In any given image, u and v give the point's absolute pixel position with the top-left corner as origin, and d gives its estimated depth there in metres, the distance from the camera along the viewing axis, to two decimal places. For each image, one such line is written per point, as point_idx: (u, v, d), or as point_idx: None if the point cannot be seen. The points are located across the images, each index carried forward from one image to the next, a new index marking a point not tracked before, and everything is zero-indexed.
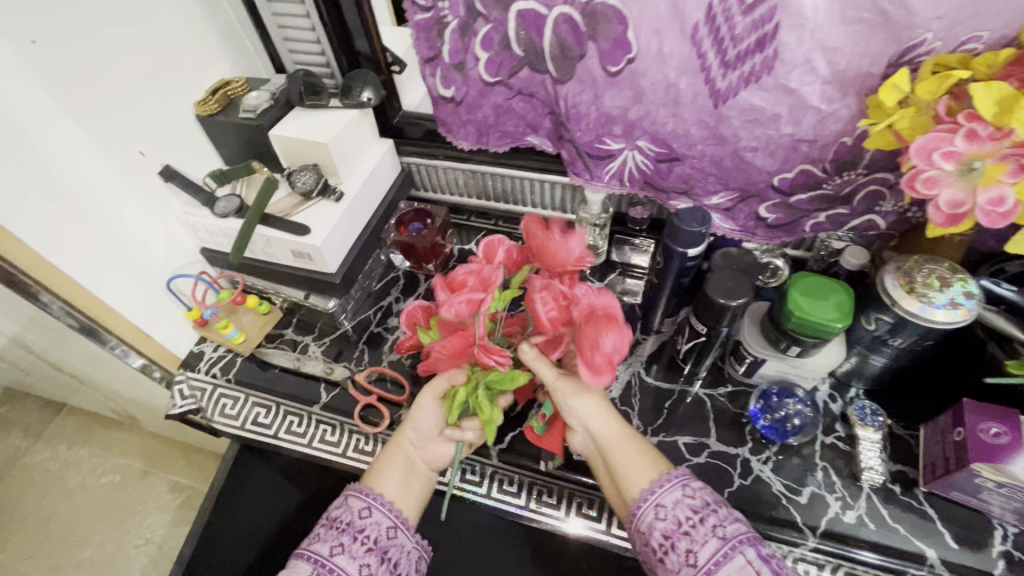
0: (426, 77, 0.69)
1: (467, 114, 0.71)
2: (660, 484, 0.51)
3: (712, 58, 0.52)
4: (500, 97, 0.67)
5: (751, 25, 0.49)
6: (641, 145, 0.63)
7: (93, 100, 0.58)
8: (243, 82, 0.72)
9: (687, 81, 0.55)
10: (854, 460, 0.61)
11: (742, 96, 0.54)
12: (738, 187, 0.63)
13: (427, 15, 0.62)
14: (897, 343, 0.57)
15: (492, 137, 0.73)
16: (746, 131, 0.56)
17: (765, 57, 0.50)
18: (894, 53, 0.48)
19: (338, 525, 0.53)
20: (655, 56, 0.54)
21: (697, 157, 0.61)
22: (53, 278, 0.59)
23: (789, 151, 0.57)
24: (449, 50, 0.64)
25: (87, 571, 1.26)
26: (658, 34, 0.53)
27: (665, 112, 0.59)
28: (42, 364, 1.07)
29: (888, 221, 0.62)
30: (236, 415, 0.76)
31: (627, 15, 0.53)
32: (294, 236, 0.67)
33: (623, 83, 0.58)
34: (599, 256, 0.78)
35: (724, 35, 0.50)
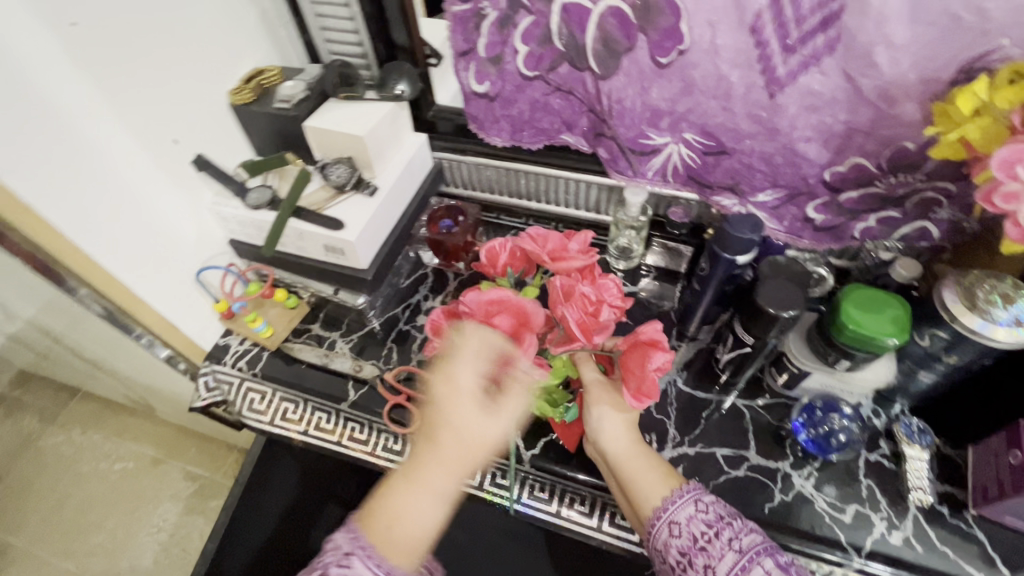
0: (460, 71, 0.67)
1: (501, 109, 0.69)
2: (671, 502, 0.50)
3: (774, 44, 0.49)
4: (538, 92, 0.65)
5: (818, 5, 0.46)
6: (688, 137, 0.61)
7: (128, 83, 0.56)
8: (277, 71, 0.70)
9: (740, 73, 0.53)
10: (900, 479, 0.59)
11: (801, 80, 0.51)
12: (786, 185, 0.61)
13: (465, 5, 0.60)
14: (951, 361, 0.55)
15: (525, 134, 0.72)
16: (802, 119, 0.54)
17: (829, 37, 0.48)
18: (967, 58, 0.45)
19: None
20: (707, 48, 0.52)
21: (746, 151, 0.59)
22: (88, 268, 0.58)
23: (843, 145, 0.55)
24: (485, 43, 0.62)
25: (99, 556, 1.25)
26: (712, 25, 0.50)
27: (716, 105, 0.56)
28: (57, 350, 1.06)
29: (941, 231, 0.59)
30: (264, 410, 0.74)
31: (680, 6, 0.50)
32: (328, 230, 0.66)
33: (673, 74, 0.56)
34: (632, 259, 0.78)
35: (788, 19, 0.48)
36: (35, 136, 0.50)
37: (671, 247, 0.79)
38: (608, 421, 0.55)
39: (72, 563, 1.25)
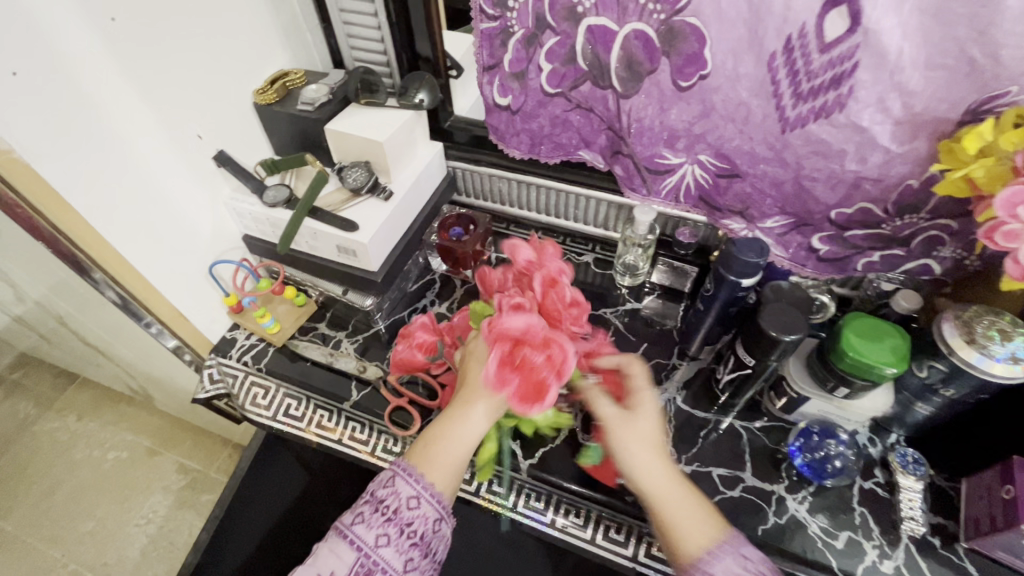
0: (484, 85, 0.69)
1: (522, 123, 0.71)
2: (716, 556, 0.46)
3: (786, 87, 0.52)
4: (559, 108, 0.67)
5: (829, 63, 0.48)
6: (703, 158, 0.63)
7: (160, 76, 0.58)
8: (301, 74, 0.72)
9: (758, 102, 0.54)
10: (893, 508, 0.59)
11: (810, 128, 0.53)
12: (794, 214, 0.62)
13: (494, 23, 0.62)
14: (947, 394, 0.56)
15: (544, 148, 0.73)
16: (809, 162, 0.56)
17: (839, 95, 0.50)
18: (974, 98, 0.46)
19: (384, 511, 0.49)
20: (729, 75, 0.54)
21: (758, 176, 0.61)
22: (106, 256, 0.59)
23: (850, 190, 0.56)
24: (511, 59, 0.64)
25: (86, 545, 1.25)
26: (734, 55, 0.52)
27: (733, 128, 0.58)
28: (61, 334, 1.06)
29: (944, 267, 0.60)
30: (266, 406, 0.75)
31: (705, 35, 0.52)
32: (342, 231, 0.67)
33: (693, 97, 0.57)
34: (637, 276, 0.80)
35: (800, 70, 0.50)
36: (71, 126, 0.52)
37: (677, 266, 0.80)
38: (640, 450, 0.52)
39: (59, 550, 1.24)
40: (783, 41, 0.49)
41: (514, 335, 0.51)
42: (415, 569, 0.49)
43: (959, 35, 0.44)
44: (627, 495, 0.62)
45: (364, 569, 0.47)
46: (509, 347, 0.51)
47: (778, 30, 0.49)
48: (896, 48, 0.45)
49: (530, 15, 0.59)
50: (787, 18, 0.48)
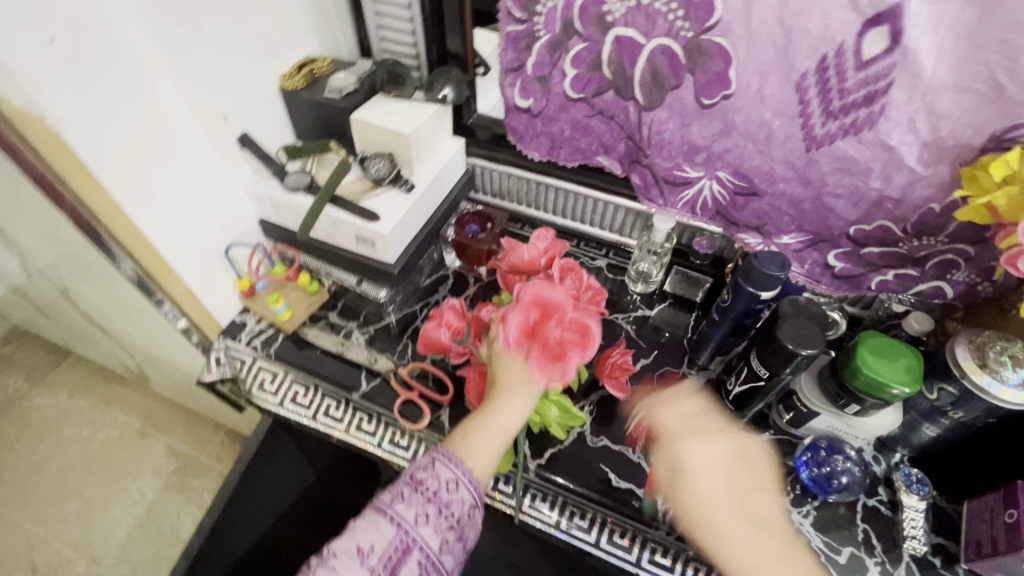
0: (506, 86, 0.69)
1: (542, 126, 0.71)
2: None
3: (816, 104, 0.52)
4: (580, 113, 0.67)
5: (864, 80, 0.49)
6: (721, 176, 0.63)
7: (193, 54, 0.58)
8: (328, 61, 0.72)
9: (781, 122, 0.55)
10: (896, 526, 0.60)
11: (838, 145, 0.54)
12: (812, 230, 0.63)
13: (520, 27, 0.62)
14: (956, 417, 0.57)
15: (563, 152, 0.73)
16: (833, 179, 0.56)
17: (871, 112, 0.50)
18: (999, 127, 0.47)
19: (425, 492, 0.52)
20: (753, 96, 0.55)
21: (776, 195, 0.61)
22: (125, 230, 0.59)
23: (872, 207, 0.57)
24: (535, 62, 0.64)
25: (71, 524, 1.23)
26: (760, 76, 0.53)
27: (753, 148, 0.59)
28: (62, 310, 1.05)
29: (956, 290, 0.61)
30: (274, 392, 0.74)
31: (731, 55, 0.53)
32: (363, 221, 0.67)
33: (714, 116, 0.58)
34: (650, 284, 0.80)
35: (832, 88, 0.50)
36: (104, 99, 0.51)
37: (690, 276, 0.80)
38: (750, 540, 0.47)
39: (43, 528, 1.21)
40: (816, 62, 0.50)
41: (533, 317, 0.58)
42: (448, 552, 0.52)
43: (991, 62, 0.44)
44: (634, 500, 0.63)
45: (403, 545, 0.50)
46: (535, 313, 0.58)
47: (812, 49, 0.49)
48: (930, 68, 0.46)
49: (557, 21, 0.59)
50: (824, 36, 0.48)
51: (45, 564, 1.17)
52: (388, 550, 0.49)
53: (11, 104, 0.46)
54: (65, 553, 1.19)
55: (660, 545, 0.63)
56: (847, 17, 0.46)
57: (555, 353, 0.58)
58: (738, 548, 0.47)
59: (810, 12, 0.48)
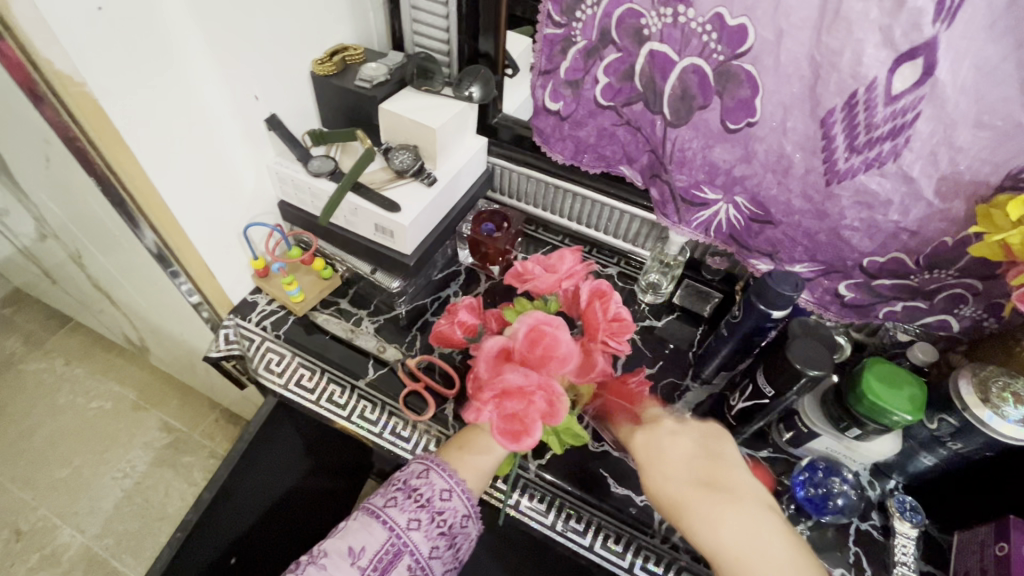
0: (537, 88, 0.71)
1: (570, 130, 0.72)
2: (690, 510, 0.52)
3: (841, 140, 0.53)
4: (608, 121, 0.68)
5: (892, 114, 0.49)
6: (739, 201, 0.65)
7: (231, 34, 0.58)
8: (360, 50, 0.73)
9: (802, 155, 0.57)
10: (887, 552, 0.61)
11: (860, 178, 0.54)
12: (824, 261, 0.64)
13: (558, 30, 0.64)
14: (955, 448, 0.58)
15: (587, 157, 0.74)
16: (851, 212, 0.57)
17: (896, 145, 0.51)
18: (1016, 166, 0.48)
19: (418, 498, 0.54)
20: (776, 127, 0.56)
21: (792, 226, 0.63)
22: (152, 201, 0.59)
23: (887, 239, 0.58)
24: (568, 67, 0.66)
25: (58, 491, 1.22)
26: (785, 109, 0.55)
27: (772, 178, 0.60)
28: (70, 275, 1.05)
29: (962, 325, 0.62)
30: (279, 373, 0.74)
31: (759, 83, 0.54)
32: (384, 210, 0.67)
33: (738, 141, 0.59)
34: (659, 295, 0.81)
35: (860, 122, 0.51)
36: (142, 72, 0.52)
37: (701, 291, 0.81)
38: (704, 508, 0.50)
39: (29, 493, 1.21)
40: (844, 99, 0.50)
41: (520, 394, 0.52)
42: (436, 557, 0.54)
43: (1012, 101, 0.45)
44: (632, 507, 0.63)
45: (394, 548, 0.52)
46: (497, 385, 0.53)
47: (840, 86, 0.50)
48: (956, 104, 0.47)
49: (595, 28, 0.61)
50: (855, 73, 0.49)
51: (30, 529, 1.17)
52: (379, 552, 0.51)
53: (55, 68, 0.46)
54: (50, 520, 1.18)
55: (653, 553, 0.63)
56: (878, 54, 0.47)
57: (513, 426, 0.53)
58: (673, 490, 0.52)
59: (840, 49, 0.48)
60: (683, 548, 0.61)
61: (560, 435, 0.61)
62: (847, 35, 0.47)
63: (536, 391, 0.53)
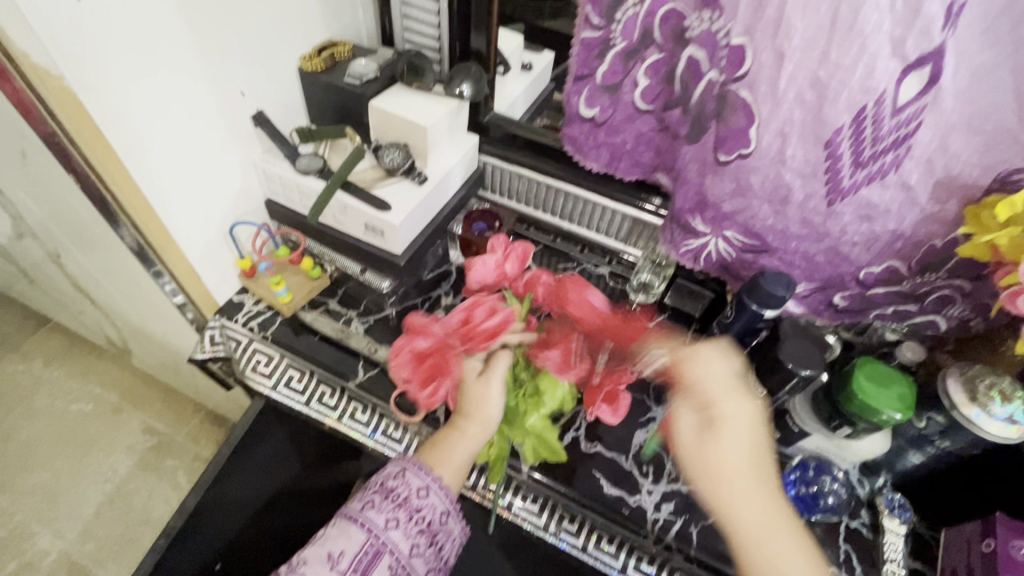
0: (571, 95, 0.66)
1: (604, 137, 0.68)
2: None
3: (847, 156, 0.50)
4: (647, 126, 0.66)
5: (897, 126, 0.47)
6: (728, 235, 0.63)
7: (217, 26, 0.57)
8: (349, 47, 0.72)
9: (802, 182, 0.53)
10: (876, 549, 0.62)
11: (862, 194, 0.53)
12: (820, 280, 0.63)
13: (597, 33, 0.59)
14: (942, 445, 0.59)
15: (623, 164, 0.71)
16: (852, 228, 0.56)
17: (898, 155, 0.49)
18: (1003, 170, 0.48)
19: (395, 498, 0.54)
20: (773, 157, 0.53)
21: (788, 253, 0.61)
22: (132, 198, 0.58)
23: (883, 248, 0.57)
24: (606, 71, 0.62)
25: (36, 496, 1.19)
26: (782, 137, 0.51)
27: (767, 210, 0.57)
28: (49, 276, 1.02)
29: (949, 325, 0.62)
30: (267, 375, 0.73)
31: (755, 112, 0.51)
32: (373, 209, 0.66)
33: (729, 173, 0.56)
34: (651, 294, 0.79)
35: (866, 137, 0.48)
36: (123, 65, 0.50)
37: (693, 290, 0.80)
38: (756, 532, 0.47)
39: (6, 498, 1.18)
40: (852, 114, 0.47)
41: (422, 346, 0.62)
42: (418, 555, 0.53)
43: (1003, 106, 0.45)
44: (625, 507, 0.63)
45: (373, 549, 0.51)
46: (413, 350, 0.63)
47: (850, 103, 0.46)
48: (952, 110, 0.46)
49: (637, 29, 0.58)
50: (865, 86, 0.45)
51: (7, 536, 1.14)
52: (358, 554, 0.51)
53: (30, 59, 0.45)
54: (27, 526, 1.15)
55: (646, 554, 0.62)
56: (888, 65, 0.44)
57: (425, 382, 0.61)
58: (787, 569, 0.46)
59: (851, 65, 0.45)
60: (675, 548, 0.61)
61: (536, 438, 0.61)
62: (860, 51, 0.44)
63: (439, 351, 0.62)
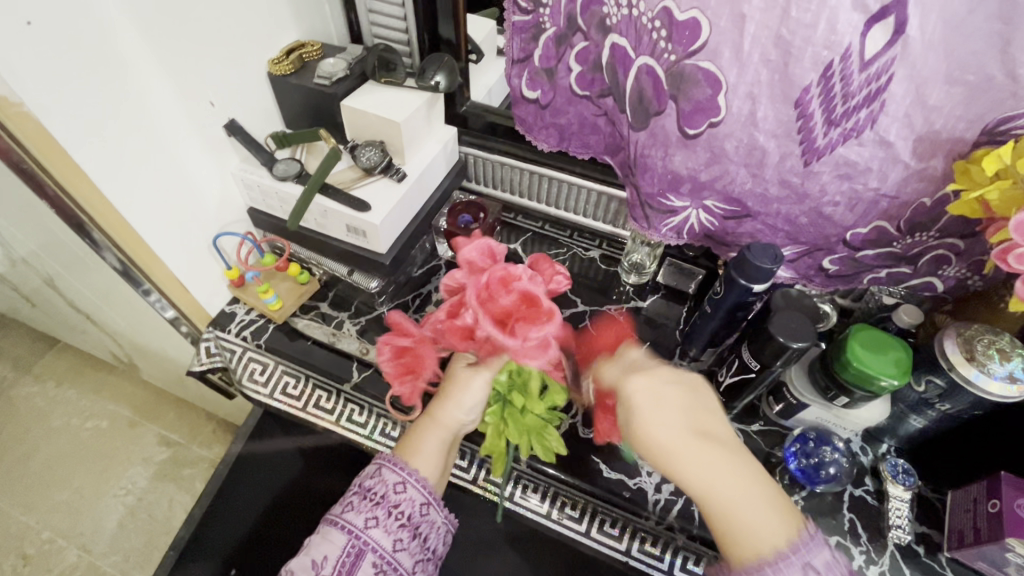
0: (512, 77, 0.66)
1: (550, 118, 0.68)
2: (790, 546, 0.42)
3: (818, 112, 0.48)
4: (588, 111, 0.65)
5: (867, 80, 0.45)
6: (708, 204, 0.60)
7: (177, 40, 0.56)
8: (318, 47, 0.71)
9: (777, 143, 0.52)
10: (882, 516, 0.61)
11: (839, 152, 0.50)
12: (806, 242, 0.61)
13: (526, 17, 0.60)
14: (943, 408, 0.58)
15: (571, 146, 0.70)
16: (832, 186, 0.53)
17: (872, 111, 0.47)
18: (993, 119, 0.45)
19: (372, 497, 0.55)
20: (745, 119, 0.51)
21: (772, 215, 0.59)
22: (108, 217, 0.58)
23: (869, 209, 0.55)
24: (541, 55, 0.62)
25: (60, 513, 1.22)
26: (752, 98, 0.49)
27: (745, 174, 0.55)
28: (48, 298, 1.03)
29: (946, 285, 0.60)
30: (264, 382, 0.74)
31: (720, 80, 0.49)
32: (353, 210, 0.66)
33: (701, 145, 0.54)
34: (643, 274, 0.80)
35: (836, 94, 0.46)
36: (77, 84, 0.50)
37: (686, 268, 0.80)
38: (694, 456, 0.46)
39: (31, 517, 1.21)
40: (819, 72, 0.45)
41: (403, 342, 0.63)
42: (402, 549, 0.54)
43: (985, 53, 0.42)
44: (626, 491, 0.63)
45: (355, 549, 0.52)
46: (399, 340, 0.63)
47: (815, 59, 0.45)
48: (930, 61, 0.43)
49: (563, 14, 0.58)
50: (829, 41, 0.44)
51: (36, 552, 1.17)
52: (340, 558, 0.52)
53: None
54: (55, 542, 1.18)
55: (650, 535, 0.64)
56: (850, 17, 0.42)
57: (410, 367, 0.62)
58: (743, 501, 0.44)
59: (812, 21, 0.43)
60: (678, 528, 0.61)
61: (533, 438, 0.60)
62: (820, 4, 0.42)
63: (423, 338, 0.63)
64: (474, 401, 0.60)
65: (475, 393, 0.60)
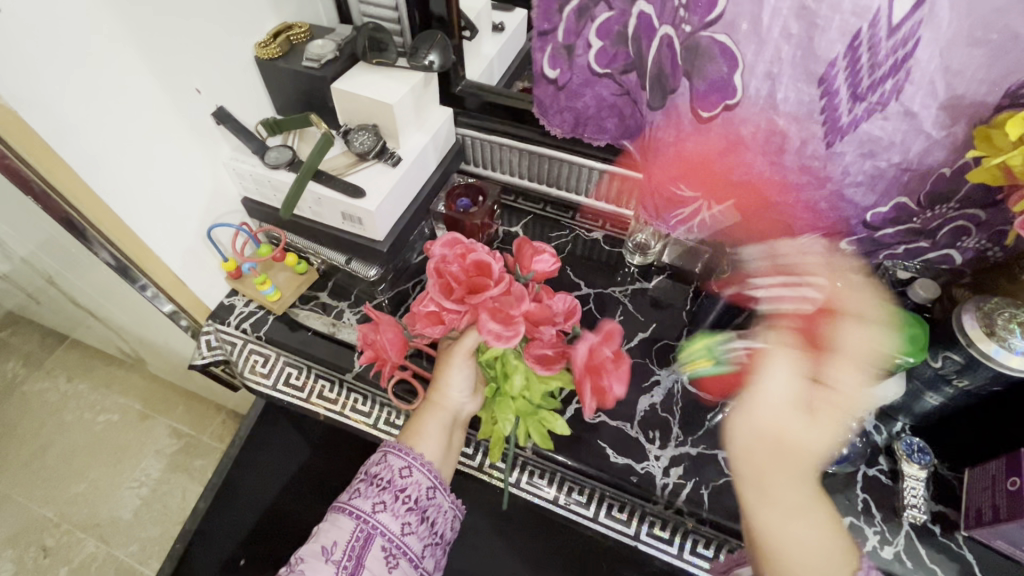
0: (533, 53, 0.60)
1: (566, 100, 0.64)
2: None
3: (843, 88, 0.45)
4: (608, 90, 0.61)
5: (894, 48, 0.41)
6: (722, 194, 0.58)
7: (158, 28, 0.54)
8: (305, 27, 0.68)
9: (798, 127, 0.48)
10: (896, 495, 0.60)
11: (863, 129, 0.47)
12: (825, 227, 0.58)
13: None
14: (960, 384, 0.56)
15: (588, 130, 0.66)
16: (855, 167, 0.50)
17: (897, 81, 0.43)
18: (1013, 83, 0.42)
19: (379, 483, 0.54)
20: (765, 100, 0.48)
21: (790, 203, 0.55)
22: (99, 212, 0.57)
23: (891, 185, 0.52)
24: (564, 30, 0.57)
25: (77, 505, 1.24)
26: (771, 80, 0.46)
27: (763, 161, 0.52)
28: (52, 295, 1.03)
29: (965, 258, 0.59)
30: (266, 374, 0.73)
31: (737, 56, 0.46)
32: (348, 197, 0.64)
33: (716, 130, 0.51)
34: (648, 255, 0.77)
35: (863, 66, 0.43)
36: (57, 76, 0.48)
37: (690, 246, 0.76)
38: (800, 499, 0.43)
39: (49, 510, 1.23)
40: (846, 43, 0.42)
41: (373, 329, 0.58)
42: (411, 533, 0.53)
43: (1006, 11, 0.39)
44: (633, 475, 0.62)
45: (364, 533, 0.51)
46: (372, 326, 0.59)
47: (842, 28, 0.41)
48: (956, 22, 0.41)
49: None
50: (857, 7, 0.40)
51: (55, 544, 1.19)
52: (349, 542, 0.51)
53: None
54: (74, 533, 1.20)
55: (658, 518, 0.63)
56: None
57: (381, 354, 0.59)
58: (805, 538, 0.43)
59: None
60: (687, 512, 0.60)
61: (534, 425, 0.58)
62: None
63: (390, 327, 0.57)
64: (466, 379, 0.59)
65: (467, 374, 0.59)
